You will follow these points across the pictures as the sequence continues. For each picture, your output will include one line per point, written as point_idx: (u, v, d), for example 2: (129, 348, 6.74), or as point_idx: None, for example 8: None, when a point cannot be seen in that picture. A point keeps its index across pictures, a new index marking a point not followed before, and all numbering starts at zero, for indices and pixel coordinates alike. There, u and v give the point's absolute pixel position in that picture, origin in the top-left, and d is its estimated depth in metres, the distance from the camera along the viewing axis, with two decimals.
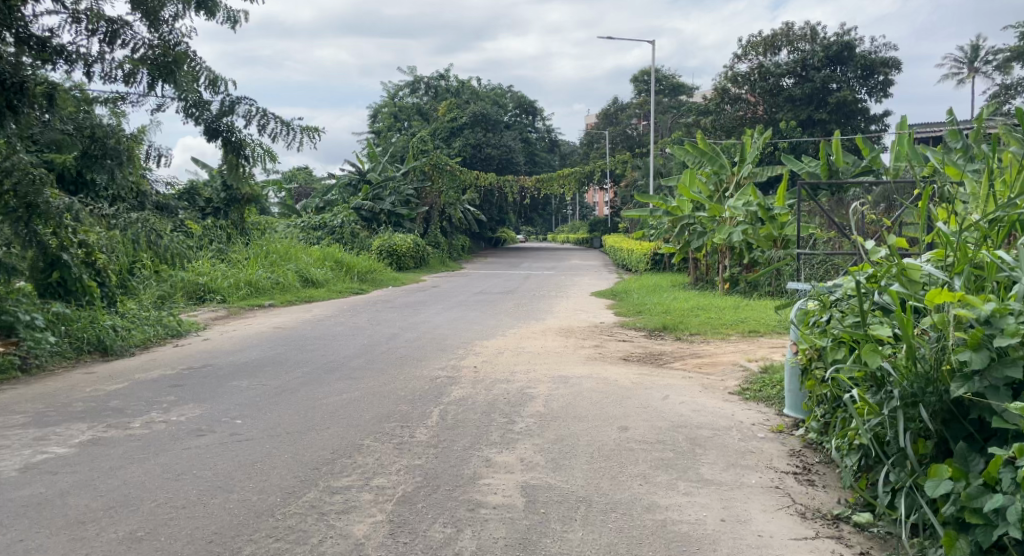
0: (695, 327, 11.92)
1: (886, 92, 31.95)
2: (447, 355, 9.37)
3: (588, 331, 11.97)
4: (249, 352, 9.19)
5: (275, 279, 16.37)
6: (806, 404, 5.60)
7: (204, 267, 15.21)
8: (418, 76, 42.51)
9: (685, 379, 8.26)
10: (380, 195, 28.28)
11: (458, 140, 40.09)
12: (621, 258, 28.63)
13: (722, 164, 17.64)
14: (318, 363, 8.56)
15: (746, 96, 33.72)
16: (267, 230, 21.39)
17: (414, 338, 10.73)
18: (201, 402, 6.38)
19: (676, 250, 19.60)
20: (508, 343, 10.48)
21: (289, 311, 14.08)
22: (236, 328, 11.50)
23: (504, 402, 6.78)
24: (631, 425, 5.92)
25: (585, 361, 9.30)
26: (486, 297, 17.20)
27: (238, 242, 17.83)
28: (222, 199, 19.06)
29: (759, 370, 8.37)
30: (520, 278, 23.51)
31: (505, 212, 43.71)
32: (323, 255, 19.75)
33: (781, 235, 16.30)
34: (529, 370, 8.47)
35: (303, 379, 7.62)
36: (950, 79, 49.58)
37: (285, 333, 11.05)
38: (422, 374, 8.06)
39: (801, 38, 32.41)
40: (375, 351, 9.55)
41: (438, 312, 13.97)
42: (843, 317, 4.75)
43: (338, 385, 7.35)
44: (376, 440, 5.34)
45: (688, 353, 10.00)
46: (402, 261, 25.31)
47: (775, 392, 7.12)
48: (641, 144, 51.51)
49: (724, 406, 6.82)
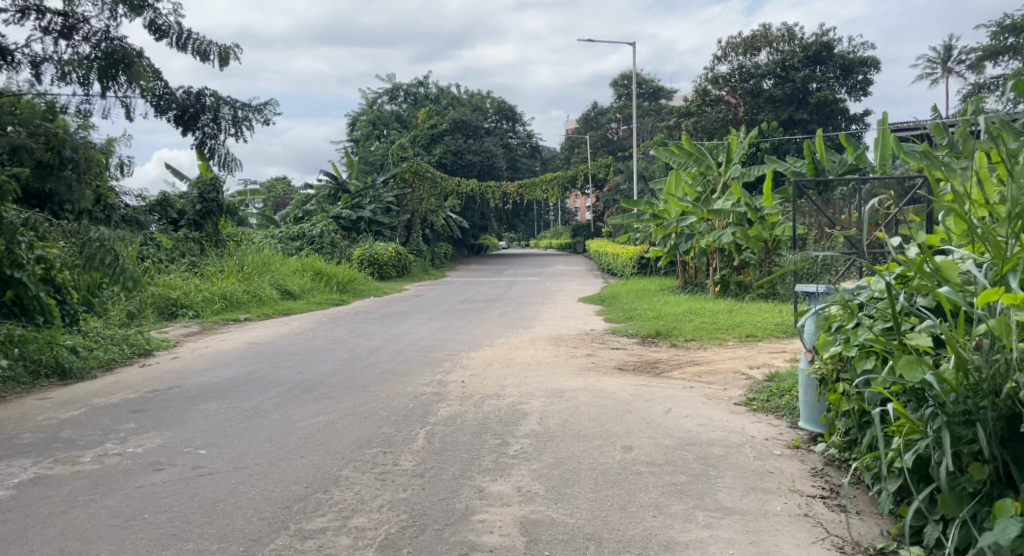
0: (689, 332, 11.44)
1: (865, 91, 31.83)
2: (433, 369, 8.84)
3: (579, 339, 11.49)
4: (221, 371, 8.62)
5: (252, 292, 15.77)
6: (824, 417, 5.11)
7: (176, 282, 14.64)
8: (396, 83, 41.97)
9: (686, 389, 7.77)
10: (360, 203, 27.69)
11: (438, 146, 39.55)
12: (606, 263, 28.22)
13: (710, 164, 17.12)
14: (294, 381, 8.01)
15: (726, 98, 33.38)
16: (243, 241, 20.80)
17: (397, 351, 10.19)
18: (163, 429, 5.83)
19: (664, 253, 19.18)
20: (495, 354, 9.97)
21: (266, 324, 13.50)
22: (208, 345, 10.92)
23: (495, 420, 6.27)
24: (635, 444, 5.44)
25: (579, 372, 8.80)
26: (470, 306, 16.68)
27: (211, 255, 17.24)
28: (196, 211, 18.03)
29: (764, 378, 7.89)
30: (505, 285, 23.00)
31: (488, 218, 43.17)
32: (301, 266, 19.19)
33: (772, 236, 15.85)
34: (520, 383, 7.95)
35: (277, 400, 7.08)
36: (926, 78, 49.72)
37: (261, 348, 10.48)
38: (406, 391, 7.54)
39: (780, 39, 32.16)
40: (355, 366, 9.00)
41: (421, 322, 13.43)
42: (872, 323, 4.23)
43: (315, 405, 6.82)
44: (356, 469, 4.82)
45: (684, 360, 9.52)
46: (383, 270, 24.75)
47: (785, 403, 6.65)
48: (622, 148, 51.30)
49: (733, 419, 6.34)
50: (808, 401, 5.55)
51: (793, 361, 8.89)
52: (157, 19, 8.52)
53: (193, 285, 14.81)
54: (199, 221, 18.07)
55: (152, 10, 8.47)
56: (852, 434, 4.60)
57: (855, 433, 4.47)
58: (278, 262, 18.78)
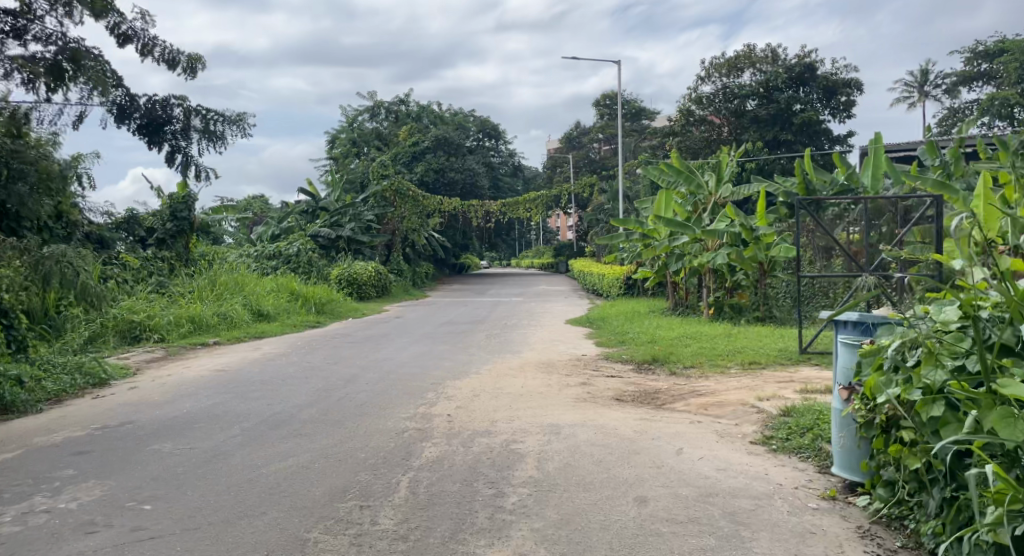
0: (688, 358, 10.80)
1: (848, 113, 31.69)
2: (415, 400, 8.11)
3: (570, 365, 10.80)
4: (182, 405, 7.87)
5: (221, 314, 14.98)
6: (867, 466, 4.47)
7: (142, 305, 13.86)
8: (377, 101, 41.22)
9: (694, 424, 7.11)
10: (339, 221, 26.96)
11: (420, 164, 38.86)
12: (591, 283, 27.58)
13: (699, 183, 16.57)
14: (262, 416, 7.26)
15: (710, 118, 32.88)
16: (215, 261, 19.97)
17: (377, 378, 9.44)
18: (105, 476, 5.10)
19: (653, 274, 18.52)
20: (482, 382, 9.26)
21: (235, 349, 12.74)
22: (172, 373, 10.16)
23: (488, 464, 5.56)
24: (650, 495, 4.77)
25: (575, 404, 8.11)
26: (452, 328, 15.95)
27: (181, 275, 16.41)
28: (166, 229, 17.18)
29: (778, 412, 7.23)
30: (489, 306, 22.28)
31: (469, 237, 42.52)
32: (275, 286, 18.39)
33: (766, 257, 15.10)
34: (513, 418, 7.26)
35: (242, 438, 6.34)
36: (904, 102, 49.88)
37: (229, 377, 9.73)
38: (386, 427, 6.83)
39: (763, 60, 31.93)
40: (330, 397, 8.28)
41: (402, 347, 12.68)
42: (938, 362, 3.76)
43: (284, 446, 6.10)
44: (328, 529, 4.16)
45: (686, 390, 8.86)
46: (362, 290, 23.95)
47: (809, 442, 5.99)
48: (604, 167, 50.85)
49: (756, 463, 5.66)
50: (846, 446, 4.88)
51: (805, 393, 8.26)
52: (123, 25, 8.10)
53: (159, 307, 14.03)
54: (169, 240, 17.15)
55: (117, 13, 8.03)
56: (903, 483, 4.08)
57: (912, 488, 3.96)
58: (252, 282, 17.98)
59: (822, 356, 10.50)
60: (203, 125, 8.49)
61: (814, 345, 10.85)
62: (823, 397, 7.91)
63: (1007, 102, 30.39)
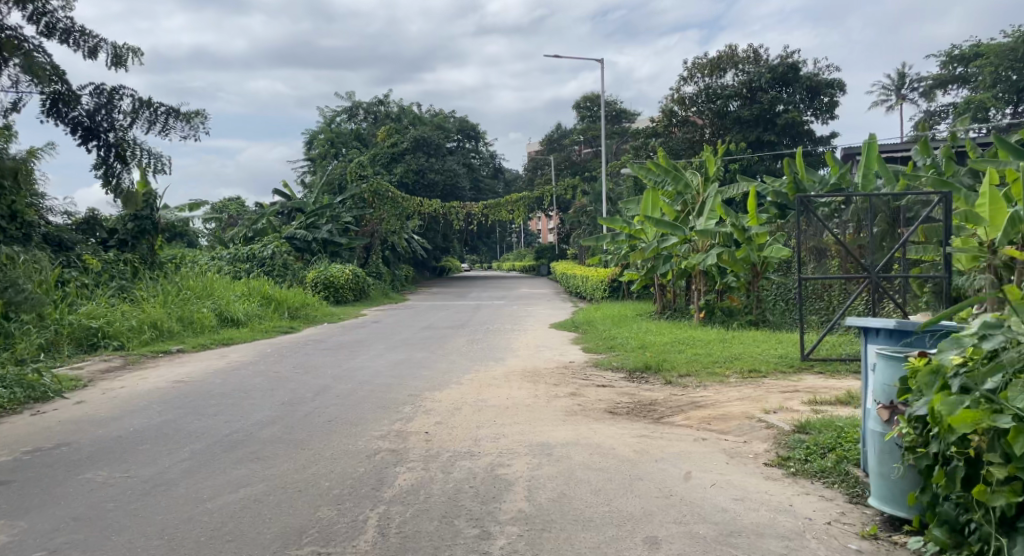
0: (683, 365, 10.13)
1: (831, 114, 31.25)
2: (390, 415, 7.37)
3: (557, 374, 10.09)
4: (129, 422, 7.10)
5: (185, 318, 14.23)
6: (914, 499, 3.92)
7: (100, 309, 13.04)
8: (356, 101, 40.31)
9: (698, 442, 6.43)
10: (315, 223, 26.15)
11: (399, 165, 37.97)
12: (574, 285, 26.93)
13: (687, 182, 15.86)
14: (216, 436, 6.50)
15: (693, 119, 32.27)
16: (182, 263, 19.09)
17: (349, 391, 8.69)
18: (17, 518, 4.39)
19: (639, 276, 17.83)
20: (464, 394, 8.53)
21: (199, 357, 11.97)
22: (126, 385, 9.36)
23: (469, 494, 4.85)
24: (663, 537, 4.12)
25: (565, 418, 7.38)
26: (432, 333, 15.21)
27: (145, 279, 15.52)
28: (130, 229, 16.28)
29: (791, 427, 6.54)
30: (470, 309, 21.56)
31: (449, 240, 41.75)
32: (247, 290, 17.55)
33: (760, 258, 14.32)
34: (499, 435, 6.56)
35: (190, 463, 5.59)
36: (882, 105, 49.71)
37: (190, 388, 8.96)
38: (357, 447, 6.12)
39: (745, 61, 31.38)
40: (296, 411, 7.55)
41: (378, 354, 11.92)
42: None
43: (237, 471, 5.35)
44: None
45: (685, 402, 8.16)
46: (339, 293, 23.14)
47: (833, 465, 5.31)
48: (585, 169, 50.24)
49: (776, 491, 4.98)
50: (886, 474, 4.23)
51: (815, 406, 7.58)
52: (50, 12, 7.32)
53: (121, 313, 13.20)
54: (131, 241, 16.22)
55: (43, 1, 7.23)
56: (964, 527, 3.62)
57: (980, 531, 3.49)
58: (221, 285, 17.13)
59: (825, 362, 9.84)
60: (151, 122, 7.86)
61: (818, 352, 10.18)
62: (837, 411, 7.23)
63: (983, 105, 30.23)
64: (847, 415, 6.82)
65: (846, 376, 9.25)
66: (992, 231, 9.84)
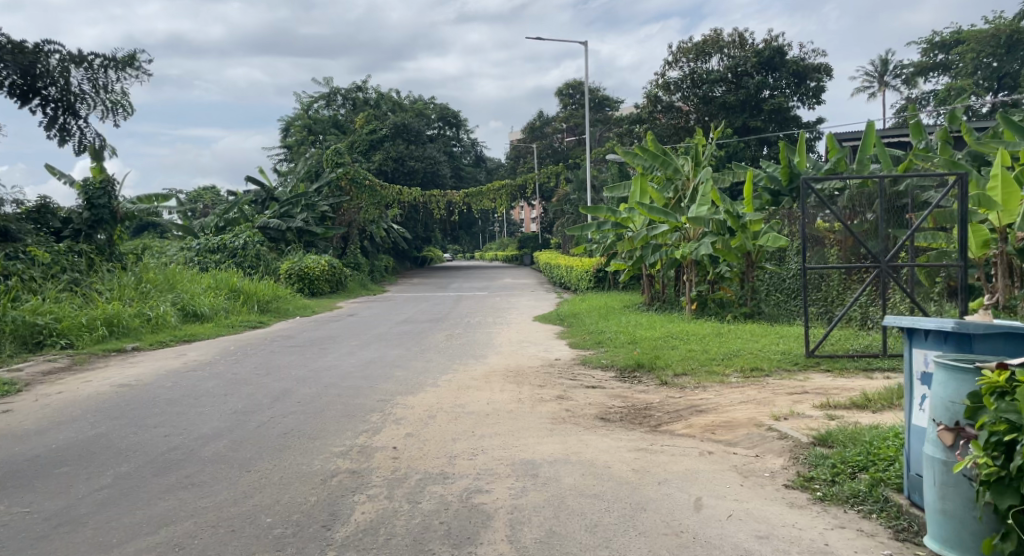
0: (679, 363, 9.33)
1: (817, 99, 30.42)
2: (354, 425, 6.56)
3: (542, 373, 9.27)
4: (53, 438, 6.26)
5: (143, 314, 13.25)
6: (989, 543, 3.18)
7: (49, 303, 12.09)
8: (333, 87, 39.17)
9: (703, 456, 5.63)
10: (290, 212, 25.10)
11: (378, 153, 36.92)
12: (558, 275, 26.15)
13: (677, 168, 14.95)
14: (150, 455, 5.68)
15: (679, 104, 31.35)
16: (146, 254, 18.07)
17: (312, 395, 7.83)
18: None
19: (626, 266, 17.00)
20: (440, 398, 7.72)
21: (155, 356, 11.08)
22: (66, 389, 8.52)
23: (440, 535, 4.08)
24: None
25: (552, 427, 6.57)
26: (410, 327, 14.36)
27: (101, 271, 14.55)
28: (84, 219, 15.24)
29: (809, 439, 5.74)
30: (451, 301, 20.69)
31: (430, 229, 40.81)
32: (213, 282, 16.60)
33: (754, 246, 13.51)
34: (478, 449, 5.75)
35: (112, 496, 4.80)
36: (863, 92, 49.01)
37: (135, 393, 8.11)
38: (312, 467, 5.33)
39: (731, 45, 30.49)
40: (250, 421, 6.73)
41: (351, 352, 11.07)
42: None
43: (162, 505, 4.59)
44: None
45: (684, 406, 7.37)
46: (315, 285, 22.21)
47: (868, 489, 4.50)
48: (568, 157, 49.31)
49: (806, 524, 4.19)
50: (951, 514, 3.46)
51: (828, 411, 6.79)
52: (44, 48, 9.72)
53: (73, 307, 12.28)
54: (86, 231, 15.23)
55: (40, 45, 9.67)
56: None
57: None
58: (183, 277, 16.14)
59: (832, 359, 9.09)
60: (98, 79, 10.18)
61: (823, 348, 9.39)
62: (855, 416, 6.44)
63: (964, 92, 29.58)
64: (870, 423, 6.03)
65: (856, 375, 8.48)
66: (1005, 216, 9.44)
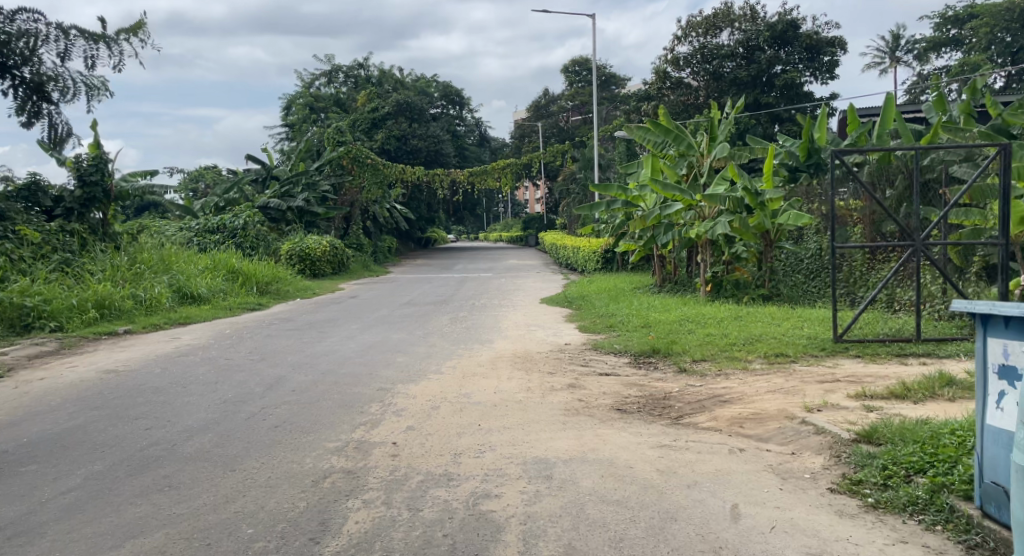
0: (697, 348, 8.78)
1: (831, 74, 29.56)
2: (351, 417, 6.03)
3: (552, 359, 8.74)
4: (25, 431, 5.75)
5: (136, 296, 12.73)
6: None
7: (37, 284, 11.56)
8: (335, 65, 38.47)
9: (732, 454, 5.09)
10: (290, 192, 24.49)
11: (380, 131, 36.27)
12: (564, 256, 25.59)
13: (690, 143, 14.29)
14: (127, 452, 5.16)
15: (688, 81, 30.57)
16: (141, 233, 17.53)
17: (307, 383, 7.32)
18: None
19: (636, 247, 16.40)
20: (444, 387, 7.19)
21: (147, 340, 10.58)
22: (49, 376, 8.01)
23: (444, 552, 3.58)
24: None
25: (565, 419, 6.04)
26: (414, 310, 13.85)
27: (93, 250, 14.02)
28: (76, 197, 14.62)
29: (849, 435, 5.18)
30: (456, 282, 20.18)
31: (434, 209, 40.27)
32: (211, 263, 16.07)
33: (773, 226, 12.84)
34: (485, 446, 5.22)
35: (80, 500, 4.29)
36: (874, 68, 47.95)
37: (120, 380, 7.60)
38: (302, 465, 4.82)
39: (742, 19, 29.63)
40: (239, 411, 6.22)
41: (351, 335, 10.55)
42: None
43: (133, 512, 4.09)
44: None
45: (706, 396, 6.82)
46: (316, 267, 21.67)
47: (929, 499, 3.94)
48: (573, 136, 48.57)
49: (862, 540, 3.69)
50: None
51: (865, 402, 6.23)
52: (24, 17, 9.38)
53: (62, 289, 11.76)
54: (78, 209, 14.65)
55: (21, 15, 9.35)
56: None
57: None
58: (180, 258, 15.61)
59: (861, 344, 8.52)
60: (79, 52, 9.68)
61: (850, 332, 8.82)
62: (896, 409, 5.89)
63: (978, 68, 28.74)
64: (916, 417, 5.47)
65: (888, 362, 7.94)
66: None
